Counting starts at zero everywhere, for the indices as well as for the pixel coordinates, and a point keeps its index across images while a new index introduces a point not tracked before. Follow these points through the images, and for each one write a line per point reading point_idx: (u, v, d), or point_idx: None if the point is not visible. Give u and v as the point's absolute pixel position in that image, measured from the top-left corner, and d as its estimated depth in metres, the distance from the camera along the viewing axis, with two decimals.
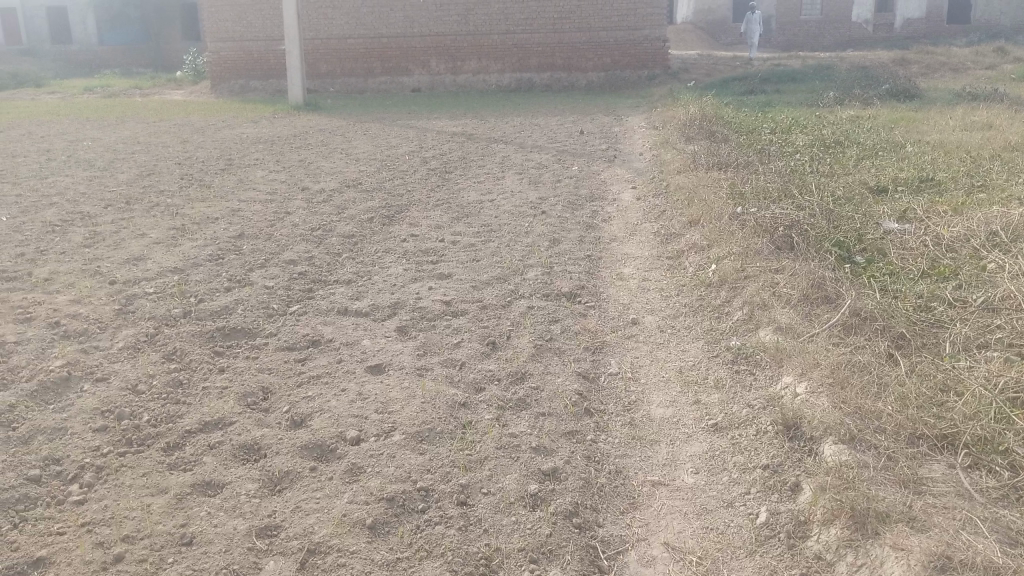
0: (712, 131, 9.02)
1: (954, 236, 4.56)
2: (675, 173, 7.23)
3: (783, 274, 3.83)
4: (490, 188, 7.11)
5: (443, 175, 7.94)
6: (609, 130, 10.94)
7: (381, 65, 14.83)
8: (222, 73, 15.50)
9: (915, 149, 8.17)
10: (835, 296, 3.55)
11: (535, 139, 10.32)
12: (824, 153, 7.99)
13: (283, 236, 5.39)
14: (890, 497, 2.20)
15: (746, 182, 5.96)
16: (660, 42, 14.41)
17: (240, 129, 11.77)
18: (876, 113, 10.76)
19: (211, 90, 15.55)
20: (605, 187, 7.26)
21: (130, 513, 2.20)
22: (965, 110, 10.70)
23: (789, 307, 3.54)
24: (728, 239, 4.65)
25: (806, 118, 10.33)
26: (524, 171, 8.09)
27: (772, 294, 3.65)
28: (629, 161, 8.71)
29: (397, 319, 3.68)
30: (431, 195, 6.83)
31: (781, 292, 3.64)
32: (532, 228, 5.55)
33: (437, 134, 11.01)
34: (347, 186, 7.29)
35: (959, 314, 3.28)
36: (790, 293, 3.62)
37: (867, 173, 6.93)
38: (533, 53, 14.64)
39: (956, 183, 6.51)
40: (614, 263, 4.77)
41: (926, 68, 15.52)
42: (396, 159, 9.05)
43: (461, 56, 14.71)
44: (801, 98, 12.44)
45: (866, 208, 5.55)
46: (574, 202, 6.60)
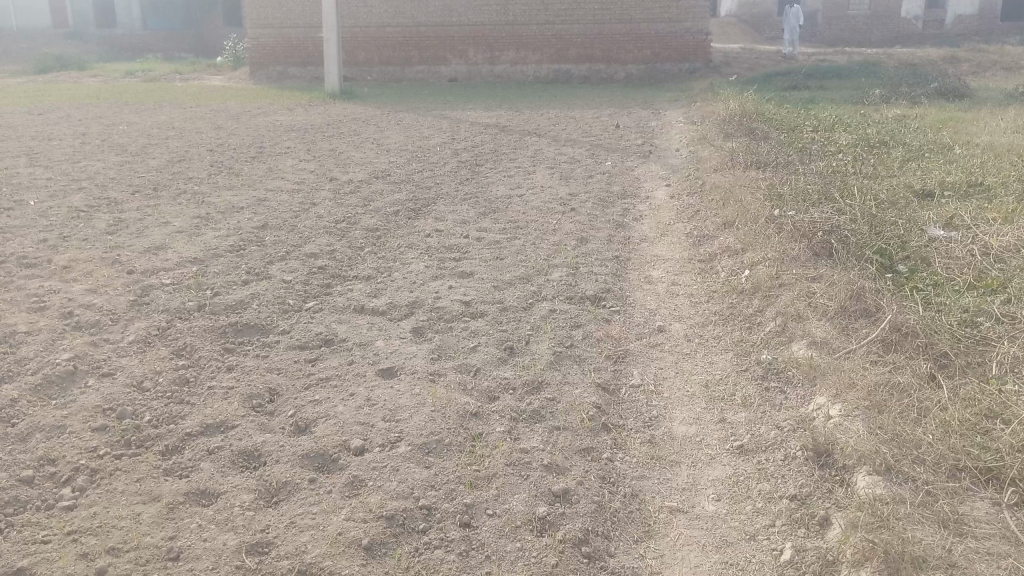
0: (751, 128, 8.78)
1: (1003, 246, 4.36)
2: (711, 171, 7.02)
3: (819, 283, 3.64)
4: (520, 183, 6.98)
5: (473, 167, 7.82)
6: (645, 124, 10.73)
7: (419, 54, 14.73)
8: (260, 60, 15.52)
9: (964, 151, 7.87)
10: (875, 309, 3.36)
11: (569, 133, 10.15)
12: (867, 153, 7.73)
13: (306, 228, 5.30)
14: (925, 540, 2.04)
15: (784, 183, 5.74)
16: (702, 36, 14.13)
17: (275, 116, 11.74)
18: (923, 113, 10.42)
19: (249, 76, 15.59)
20: (639, 184, 7.08)
21: (118, 522, 2.13)
22: (1017, 111, 10.32)
23: (825, 320, 3.36)
24: (763, 243, 4.46)
25: (850, 116, 10.02)
26: (556, 166, 7.94)
27: (807, 305, 3.47)
28: (665, 157, 8.51)
29: (416, 319, 3.56)
30: (460, 189, 6.71)
31: (816, 303, 3.47)
32: (559, 226, 5.40)
33: (470, 126, 10.88)
34: (376, 178, 7.20)
35: (1007, 332, 3.07)
36: (826, 304, 3.44)
37: (913, 176, 6.67)
38: (572, 44, 14.42)
39: (1006, 188, 6.23)
40: (642, 265, 4.61)
41: (976, 67, 15.06)
42: (427, 150, 8.95)
43: (498, 47, 14.56)
44: (846, 95, 12.10)
45: (912, 213, 5.32)
46: (605, 198, 6.45)
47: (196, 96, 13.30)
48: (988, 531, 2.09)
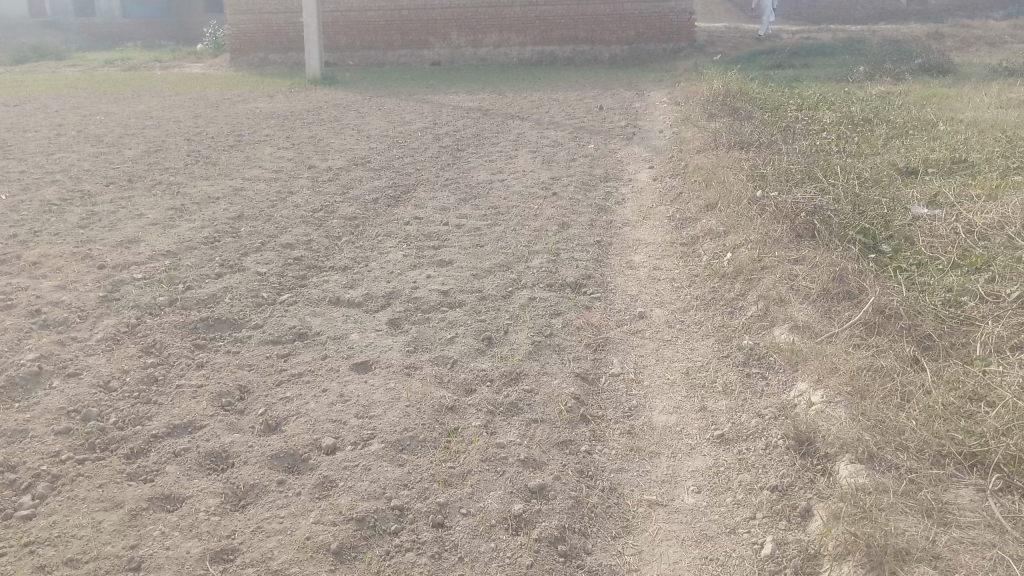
0: (735, 108, 8.71)
1: (987, 223, 4.49)
2: (694, 152, 6.95)
3: (802, 265, 3.59)
4: (502, 167, 6.90)
5: (455, 152, 7.72)
6: (629, 105, 10.65)
7: (401, 38, 14.57)
8: (240, 46, 15.31)
9: (948, 127, 7.84)
10: (858, 291, 3.31)
11: (553, 116, 10.05)
12: (852, 131, 7.70)
13: (283, 217, 5.22)
14: (908, 532, 2.00)
15: (767, 164, 5.68)
16: (686, 15, 14.01)
17: (254, 103, 11.58)
18: (907, 89, 10.38)
19: (229, 63, 15.40)
20: (622, 167, 7.00)
21: (78, 531, 2.09)
22: (1001, 86, 10.30)
23: (808, 302, 3.31)
24: (746, 225, 4.40)
25: (834, 93, 9.97)
26: (539, 149, 7.85)
27: (789, 287, 3.42)
28: (649, 138, 8.43)
29: (394, 310, 3.49)
30: (441, 174, 6.63)
31: (799, 286, 3.41)
32: (540, 212, 5.34)
33: (453, 110, 10.77)
34: (355, 164, 7.09)
35: (991, 312, 3.06)
36: (809, 287, 3.38)
37: (897, 153, 6.62)
38: (556, 25, 14.26)
39: (990, 165, 6.21)
40: (624, 250, 4.55)
41: (960, 42, 15.01)
42: (408, 135, 8.85)
43: (481, 29, 14.40)
44: (831, 73, 12.05)
45: (896, 191, 5.28)
46: (587, 182, 6.38)
47: (175, 85, 13.12)
48: (973, 519, 2.05)
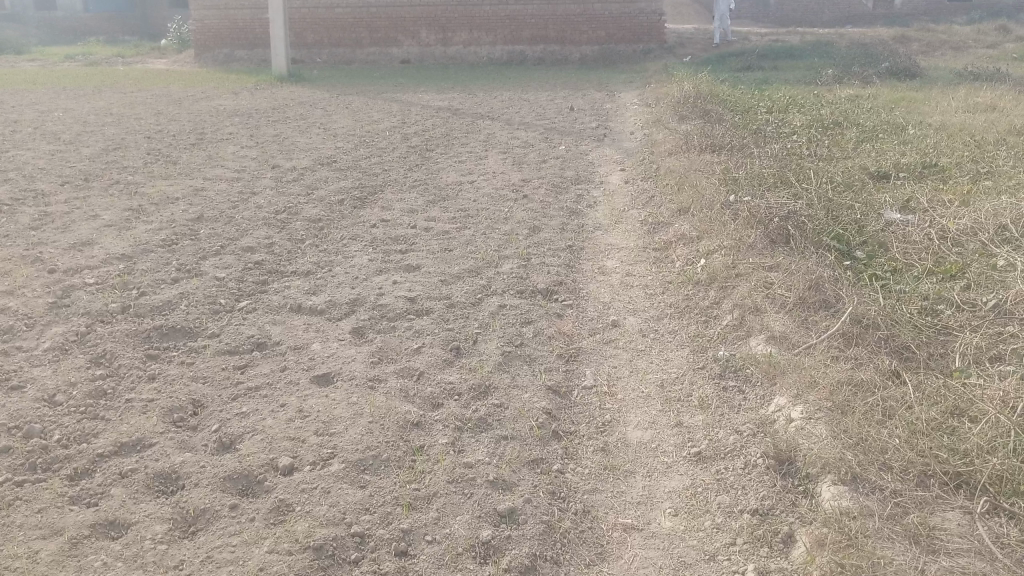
0: (705, 110, 8.67)
1: (960, 229, 4.49)
2: (665, 154, 6.89)
3: (777, 273, 3.52)
4: (472, 169, 6.78)
5: (424, 153, 7.59)
6: (600, 106, 10.58)
7: (369, 36, 14.36)
8: (205, 42, 15.02)
9: (917, 131, 7.86)
10: (833, 300, 3.25)
11: (523, 116, 9.94)
12: (822, 134, 7.70)
13: (244, 220, 5.05)
14: (895, 560, 1.92)
15: (739, 168, 5.62)
16: (657, 16, 13.99)
17: (219, 101, 11.34)
18: (875, 92, 10.43)
19: (193, 59, 15.09)
20: (593, 169, 6.92)
21: (12, 562, 1.94)
22: (968, 91, 10.38)
23: (784, 311, 3.24)
24: (720, 230, 4.32)
25: (803, 96, 9.99)
26: (509, 151, 7.75)
27: (765, 295, 3.35)
28: (620, 140, 8.36)
29: (357, 317, 3.36)
30: (409, 175, 6.49)
31: (775, 294, 3.34)
32: (510, 215, 5.23)
33: (422, 109, 10.62)
34: (320, 165, 6.93)
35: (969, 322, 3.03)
36: (785, 295, 3.31)
37: (868, 158, 6.62)
38: (526, 25, 14.17)
39: (959, 169, 6.22)
40: (596, 255, 4.46)
41: (925, 47, 15.16)
42: (376, 134, 8.69)
43: (451, 27, 14.25)
44: (799, 75, 12.09)
45: (868, 196, 5.25)
46: (558, 184, 6.29)
47: (139, 81, 12.82)
48: (962, 545, 1.98)
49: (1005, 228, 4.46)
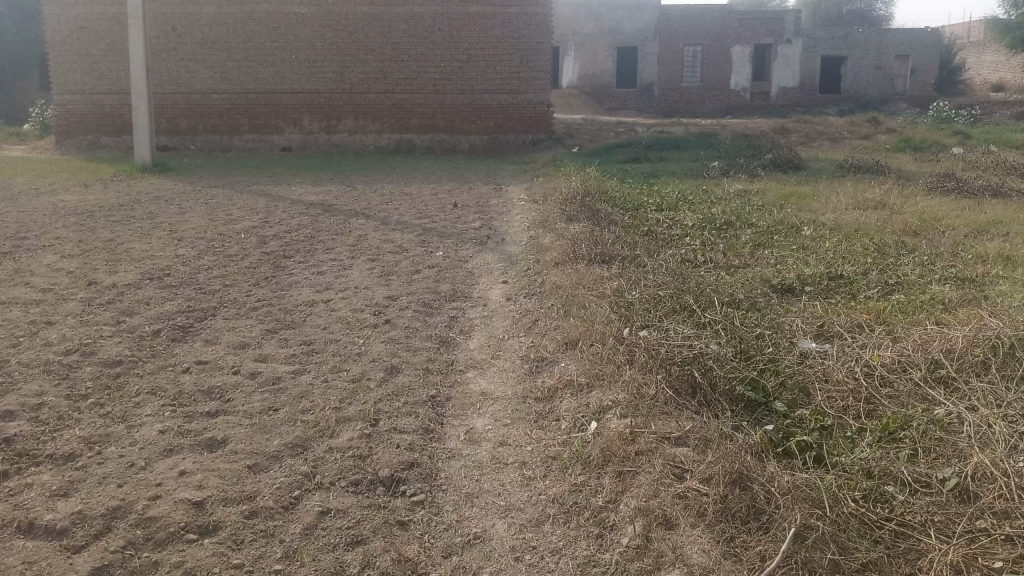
0: (594, 209, 8.04)
1: (886, 364, 3.85)
2: (552, 266, 6.05)
3: (683, 463, 2.79)
4: (329, 282, 5.84)
5: (278, 261, 6.60)
6: (485, 202, 9.89)
7: (248, 122, 13.40)
8: (69, 127, 13.59)
9: (813, 232, 7.45)
10: (764, 508, 2.55)
11: (402, 213, 9.08)
12: (717, 237, 7.17)
13: (19, 366, 3.97)
14: None
15: (634, 286, 4.87)
16: (545, 107, 13.59)
17: (62, 194, 9.90)
18: (765, 187, 10.15)
19: (55, 146, 13.63)
20: (472, 281, 5.94)
21: None
22: (854, 185, 10.23)
23: (701, 527, 2.51)
24: (610, 382, 3.56)
25: (693, 192, 9.57)
26: (378, 257, 6.83)
27: (677, 501, 2.62)
28: (504, 242, 7.61)
29: (113, 558, 2.40)
30: (253, 292, 5.52)
31: (690, 499, 2.62)
32: (367, 347, 4.29)
33: (292, 204, 9.59)
34: (149, 280, 5.86)
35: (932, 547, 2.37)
36: (703, 501, 2.59)
37: (768, 266, 6.06)
38: (414, 113, 13.49)
39: (866, 279, 5.71)
40: (465, 409, 3.53)
41: (805, 138, 15.37)
42: (229, 237, 7.66)
43: (334, 115, 13.42)
44: (686, 168, 11.84)
45: (776, 317, 4.59)
46: (430, 302, 5.25)
47: None
48: None
49: (937, 364, 3.85)
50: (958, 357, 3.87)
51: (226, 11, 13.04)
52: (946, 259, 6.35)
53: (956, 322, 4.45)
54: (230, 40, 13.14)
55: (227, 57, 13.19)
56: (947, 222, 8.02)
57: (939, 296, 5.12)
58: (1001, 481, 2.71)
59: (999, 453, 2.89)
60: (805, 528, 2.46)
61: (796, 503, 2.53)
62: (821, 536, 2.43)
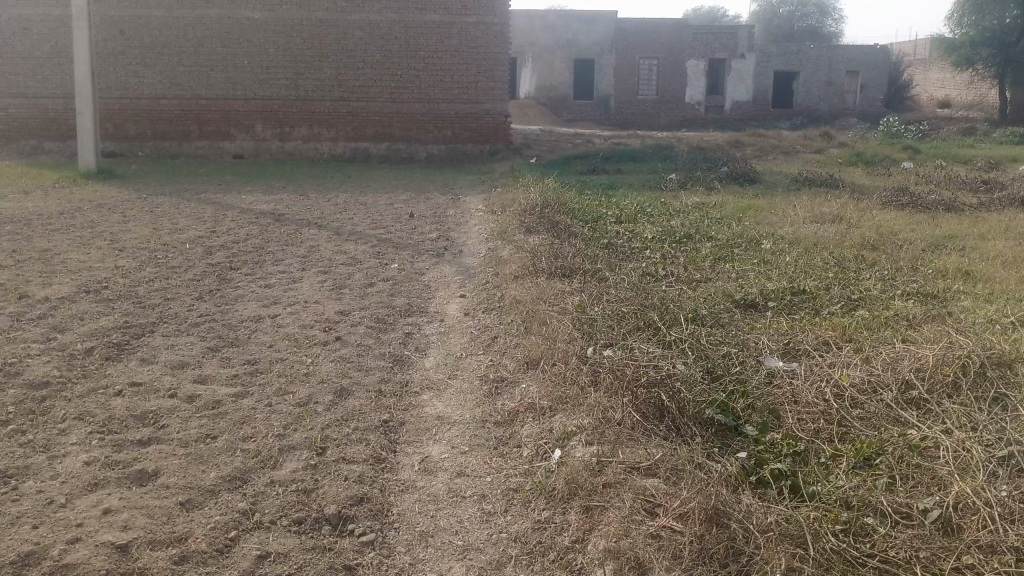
0: (554, 221, 7.86)
1: (856, 383, 3.72)
2: (510, 280, 5.85)
3: (652, 499, 2.61)
4: (277, 296, 5.55)
5: (223, 273, 6.29)
6: (442, 212, 9.66)
7: (198, 129, 12.99)
8: (9, 132, 13.02)
9: (774, 245, 7.38)
10: (743, 548, 2.37)
11: (356, 223, 8.81)
12: (677, 250, 7.05)
13: None
14: None
15: (597, 301, 4.70)
16: (502, 117, 13.43)
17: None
18: (722, 200, 10.09)
19: None
20: (427, 296, 5.70)
21: None
22: (809, 198, 10.25)
23: (677, 571, 2.33)
24: (575, 405, 3.38)
25: (651, 204, 9.47)
26: (330, 269, 6.53)
27: (650, 541, 2.44)
28: (462, 254, 7.38)
29: None
30: (197, 307, 5.21)
31: (664, 540, 2.44)
32: (315, 366, 4.04)
33: (241, 213, 9.25)
34: (85, 293, 5.52)
35: None
36: (678, 542, 2.41)
37: (732, 281, 5.93)
38: (369, 121, 13.21)
39: (829, 294, 5.62)
40: (420, 435, 3.31)
41: (759, 151, 15.47)
42: (174, 247, 7.31)
43: (289, 122, 13.08)
44: (644, 180, 11.78)
45: (742, 334, 4.45)
46: (383, 317, 5.01)
47: None
48: None
49: (909, 385, 3.74)
50: (929, 377, 3.77)
51: (176, 15, 12.66)
52: (906, 274, 6.32)
53: (924, 340, 4.37)
54: (180, 45, 12.76)
55: (177, 62, 12.80)
56: (904, 236, 8.03)
57: (904, 312, 5.04)
58: (985, 514, 2.59)
59: (980, 481, 2.77)
60: (789, 572, 2.28)
61: (777, 544, 2.36)
62: None
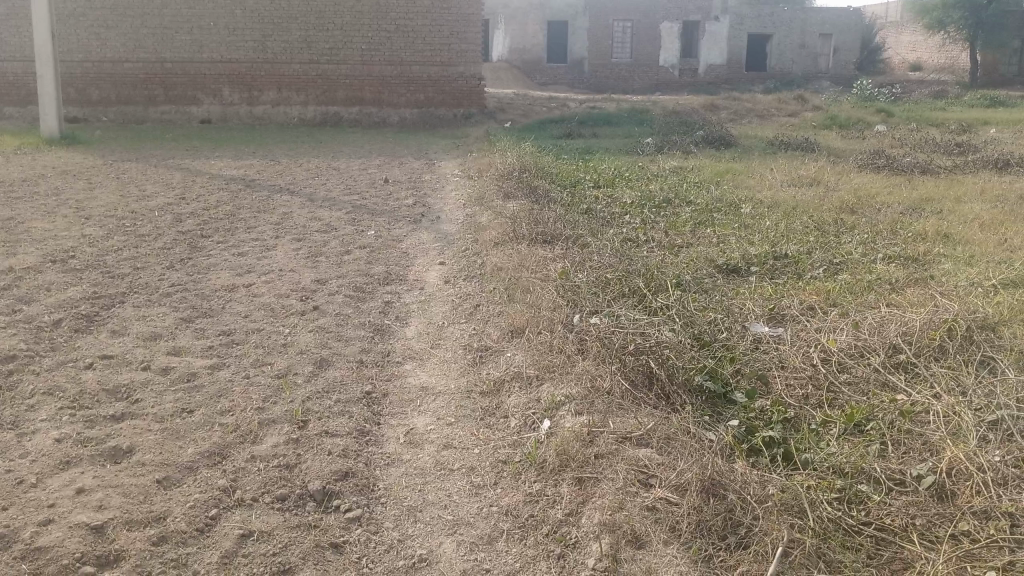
0: (532, 186, 7.74)
1: (843, 348, 3.68)
2: (490, 246, 5.75)
3: (645, 472, 2.56)
4: (251, 264, 5.41)
5: (195, 241, 6.13)
6: (418, 177, 9.50)
7: (164, 93, 12.64)
8: None
9: (753, 209, 7.33)
10: (741, 520, 2.33)
11: (329, 189, 8.63)
12: (656, 215, 6.98)
13: None
14: None
15: (579, 268, 4.62)
16: (476, 80, 13.20)
17: None
18: (699, 164, 10.02)
19: None
20: (405, 263, 5.59)
21: None
22: (786, 162, 10.20)
23: (676, 546, 2.29)
24: (563, 375, 3.31)
25: (629, 168, 9.38)
26: (304, 237, 6.38)
27: (646, 515, 2.40)
28: (439, 220, 7.26)
29: None
30: (168, 277, 5.06)
31: (661, 513, 2.40)
32: (294, 337, 3.92)
33: (210, 179, 9.03)
34: (51, 263, 5.34)
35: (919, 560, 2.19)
36: (675, 515, 2.37)
37: (713, 246, 5.87)
38: (340, 85, 12.92)
39: (811, 258, 5.58)
40: (403, 406, 3.23)
41: (734, 115, 15.40)
42: (142, 214, 7.11)
43: (258, 85, 12.76)
44: (620, 144, 11.67)
45: (727, 299, 4.40)
46: (361, 286, 4.89)
47: None
48: None
49: (896, 349, 3.70)
50: (916, 341, 3.74)
51: None
52: (885, 237, 6.30)
53: (908, 304, 4.34)
54: (144, 6, 12.36)
55: (140, 24, 12.41)
56: (882, 199, 8.01)
57: (886, 275, 5.02)
58: (979, 480, 2.56)
59: (973, 446, 2.74)
60: (788, 543, 2.25)
61: (777, 515, 2.32)
62: (800, 551, 2.24)
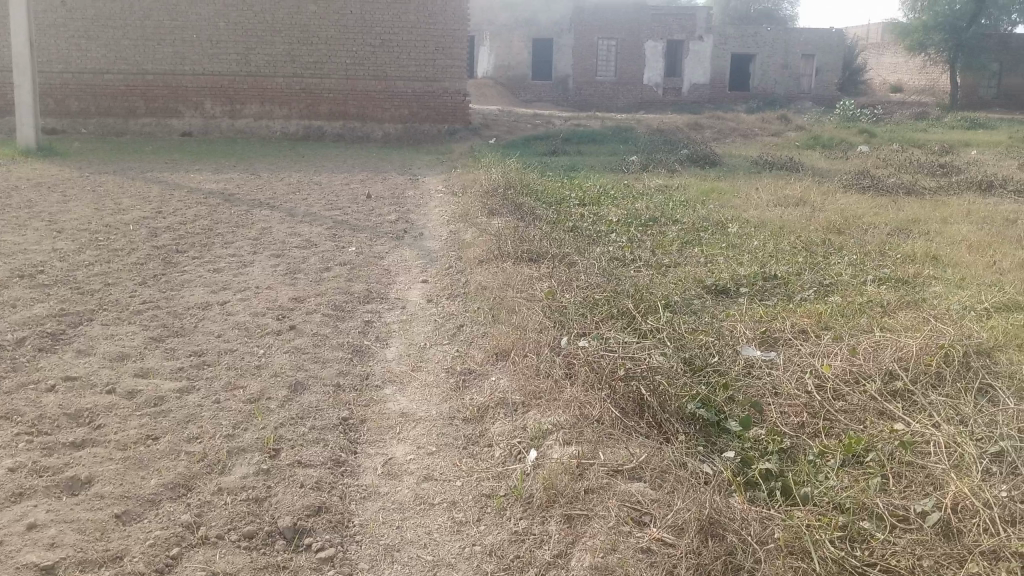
0: (517, 203, 7.62)
1: (837, 373, 3.55)
2: (475, 265, 5.61)
3: (638, 509, 2.42)
4: (227, 281, 5.24)
5: (169, 256, 5.95)
6: (401, 193, 9.35)
7: (145, 105, 12.44)
8: None
9: (740, 229, 7.23)
10: (742, 563, 2.19)
11: (310, 204, 8.47)
12: (643, 234, 6.86)
13: None
14: None
15: (566, 288, 4.49)
16: (461, 96, 13.09)
17: None
18: (685, 183, 9.94)
19: None
20: (387, 281, 5.44)
21: None
22: (771, 181, 10.14)
23: None
24: (550, 402, 3.17)
25: (614, 186, 9.27)
26: (283, 252, 6.22)
27: (640, 557, 2.25)
28: (423, 237, 7.11)
29: None
30: (140, 294, 4.88)
31: (656, 555, 2.26)
32: (268, 359, 3.76)
33: (188, 193, 8.83)
34: (17, 278, 5.13)
35: None
36: (670, 557, 2.23)
37: (701, 267, 5.76)
38: (323, 99, 12.78)
39: (801, 279, 5.48)
40: (382, 434, 3.07)
41: (718, 134, 15.37)
42: (117, 228, 6.91)
43: (240, 98, 12.59)
44: (605, 162, 11.58)
45: (716, 321, 4.28)
46: (341, 305, 4.73)
47: None
48: None
49: (892, 375, 3.58)
50: (912, 367, 3.62)
51: None
52: (874, 258, 6.21)
53: (902, 328, 4.23)
54: (125, 17, 12.20)
55: (122, 35, 12.24)
56: (868, 220, 7.95)
57: (878, 299, 4.92)
58: (986, 515, 2.43)
59: (978, 480, 2.61)
60: None
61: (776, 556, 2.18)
62: None
